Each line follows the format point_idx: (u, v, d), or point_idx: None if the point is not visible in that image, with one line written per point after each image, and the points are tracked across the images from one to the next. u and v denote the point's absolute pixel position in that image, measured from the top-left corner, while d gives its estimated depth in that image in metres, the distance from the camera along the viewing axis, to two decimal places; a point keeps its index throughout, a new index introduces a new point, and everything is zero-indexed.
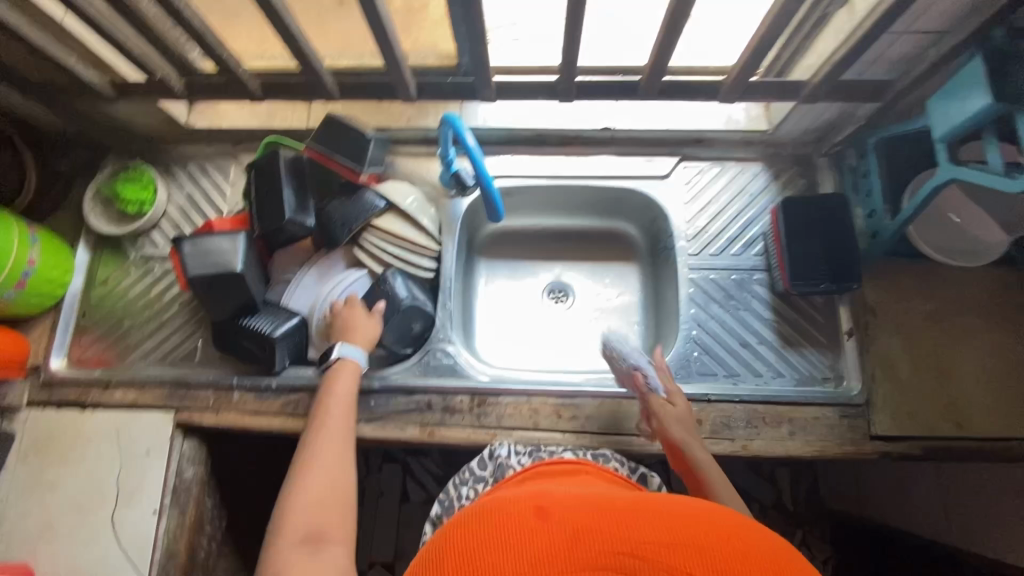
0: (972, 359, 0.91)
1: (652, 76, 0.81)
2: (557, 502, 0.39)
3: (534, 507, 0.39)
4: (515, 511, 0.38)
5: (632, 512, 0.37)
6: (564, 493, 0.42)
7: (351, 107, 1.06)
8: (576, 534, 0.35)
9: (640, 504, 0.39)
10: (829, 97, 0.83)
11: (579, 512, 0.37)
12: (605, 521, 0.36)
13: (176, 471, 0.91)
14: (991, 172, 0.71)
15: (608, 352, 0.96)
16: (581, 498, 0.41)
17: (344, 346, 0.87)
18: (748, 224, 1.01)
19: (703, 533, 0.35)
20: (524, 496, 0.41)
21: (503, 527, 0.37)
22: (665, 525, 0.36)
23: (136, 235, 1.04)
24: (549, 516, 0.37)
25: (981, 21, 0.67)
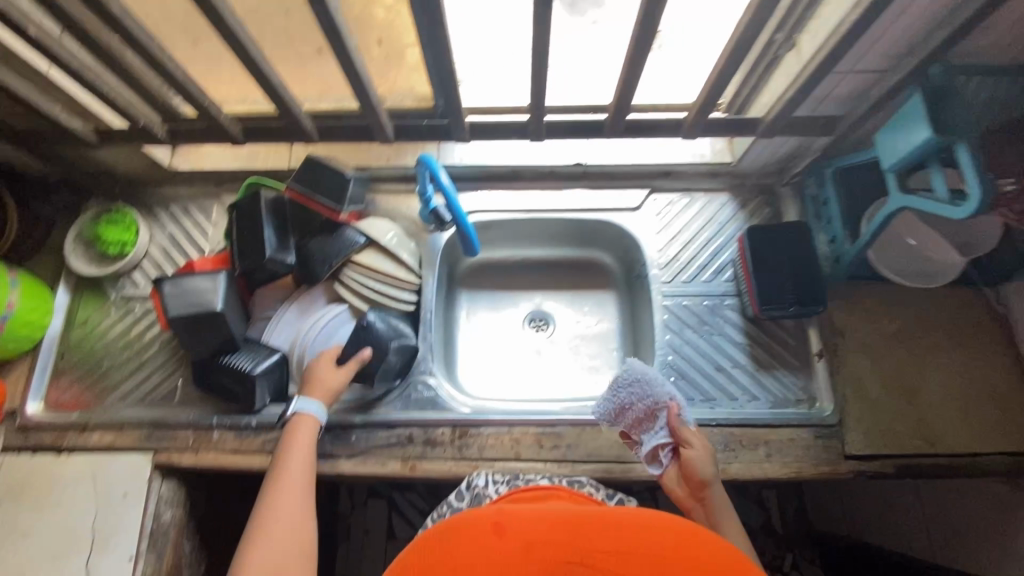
0: (937, 377, 0.94)
1: (617, 114, 0.86)
2: (513, 517, 0.42)
3: (492, 524, 0.41)
4: (474, 531, 0.41)
5: (581, 525, 0.41)
6: (523, 509, 0.44)
7: (332, 147, 1.09)
8: (529, 550, 0.38)
9: (589, 515, 0.42)
10: (784, 132, 0.88)
11: (533, 527, 0.41)
12: (557, 535, 0.40)
13: (153, 514, 0.89)
14: (935, 199, 0.75)
15: (635, 368, 0.79)
16: (536, 511, 0.44)
17: (301, 400, 0.88)
18: (717, 251, 1.05)
19: (645, 539, 0.39)
20: (484, 512, 0.44)
21: (464, 547, 0.40)
22: (609, 535, 0.39)
23: (116, 275, 1.05)
24: (505, 533, 0.40)
25: (915, 62, 0.72)
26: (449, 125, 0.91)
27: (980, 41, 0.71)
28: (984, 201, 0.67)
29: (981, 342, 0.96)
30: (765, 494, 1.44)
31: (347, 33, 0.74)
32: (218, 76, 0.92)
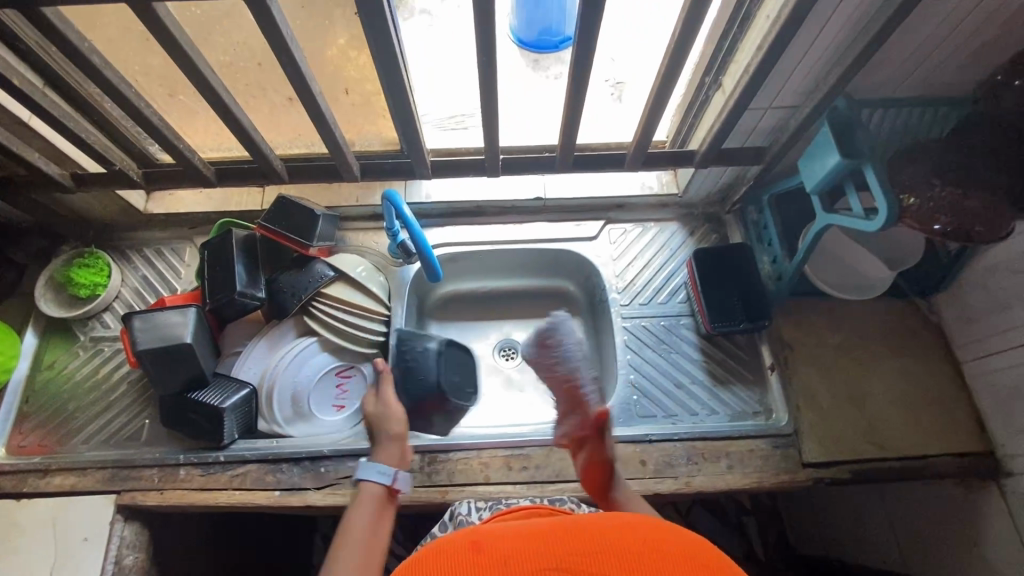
0: (881, 384, 1.00)
1: (565, 151, 0.94)
2: (488, 533, 0.44)
3: (469, 542, 0.44)
4: (453, 549, 0.43)
5: (553, 533, 0.43)
6: (497, 527, 0.47)
7: (303, 190, 1.14)
8: (505, 562, 0.41)
9: (561, 524, 0.45)
10: (718, 162, 0.97)
11: (508, 540, 0.43)
12: (531, 543, 0.42)
13: (115, 558, 0.87)
14: (852, 215, 0.83)
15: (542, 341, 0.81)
16: (510, 526, 0.46)
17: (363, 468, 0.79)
18: (670, 275, 1.12)
19: (614, 538, 0.42)
20: (461, 532, 0.46)
21: (444, 563, 0.41)
22: (581, 540, 0.42)
23: (86, 318, 1.06)
24: (483, 549, 0.42)
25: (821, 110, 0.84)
26: (412, 164, 0.97)
27: (874, 76, 0.81)
28: (891, 214, 0.75)
29: (919, 350, 1.03)
30: (743, 520, 1.44)
31: (313, 80, 0.81)
32: (195, 125, 0.98)
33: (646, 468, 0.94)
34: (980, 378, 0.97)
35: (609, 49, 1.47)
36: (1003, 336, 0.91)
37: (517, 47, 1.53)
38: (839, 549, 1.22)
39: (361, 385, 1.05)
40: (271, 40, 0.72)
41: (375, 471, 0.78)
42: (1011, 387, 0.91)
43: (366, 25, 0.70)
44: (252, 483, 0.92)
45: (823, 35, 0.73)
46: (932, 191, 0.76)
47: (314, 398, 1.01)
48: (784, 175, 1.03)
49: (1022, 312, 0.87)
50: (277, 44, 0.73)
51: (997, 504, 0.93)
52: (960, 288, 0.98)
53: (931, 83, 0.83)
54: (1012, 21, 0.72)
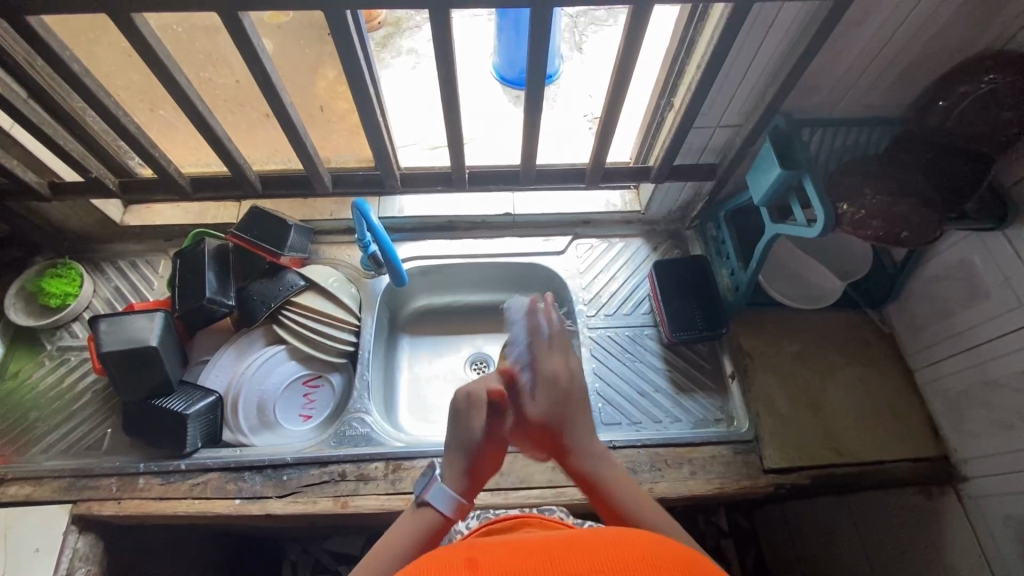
0: (838, 391, 1.03)
1: (528, 166, 0.99)
2: (484, 551, 0.45)
3: (466, 560, 0.44)
4: (449, 566, 0.43)
5: (552, 552, 0.44)
6: (495, 546, 0.47)
7: (279, 205, 1.17)
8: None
9: (560, 545, 0.45)
10: (673, 177, 1.02)
11: (503, 559, 0.44)
12: (527, 564, 0.43)
13: (65, 570, 0.85)
14: (796, 224, 0.88)
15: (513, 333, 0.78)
16: (507, 546, 0.47)
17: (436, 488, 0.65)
18: (635, 288, 1.16)
19: (611, 558, 0.42)
20: (456, 550, 0.47)
21: None
22: (581, 560, 0.42)
23: (55, 327, 1.07)
24: (481, 567, 0.43)
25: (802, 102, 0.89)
26: (382, 176, 1.01)
27: (810, 98, 0.88)
28: (829, 221, 0.80)
29: (874, 358, 1.06)
30: (721, 543, 1.41)
31: (287, 96, 0.86)
32: (174, 140, 1.02)
33: None
34: (932, 384, 1.00)
35: (584, 85, 1.56)
36: (949, 341, 0.95)
37: (499, 84, 1.61)
38: (815, 569, 1.20)
39: (328, 396, 1.07)
40: (246, 58, 0.77)
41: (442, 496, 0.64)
42: (959, 391, 0.94)
43: (336, 45, 0.75)
44: (212, 491, 0.91)
45: (757, 57, 0.80)
46: (864, 199, 0.82)
47: (281, 408, 1.02)
48: (738, 192, 1.10)
49: (963, 318, 0.92)
50: (250, 58, 0.77)
51: (954, 510, 0.94)
52: (907, 298, 1.03)
53: (863, 105, 0.90)
54: (926, 47, 0.79)
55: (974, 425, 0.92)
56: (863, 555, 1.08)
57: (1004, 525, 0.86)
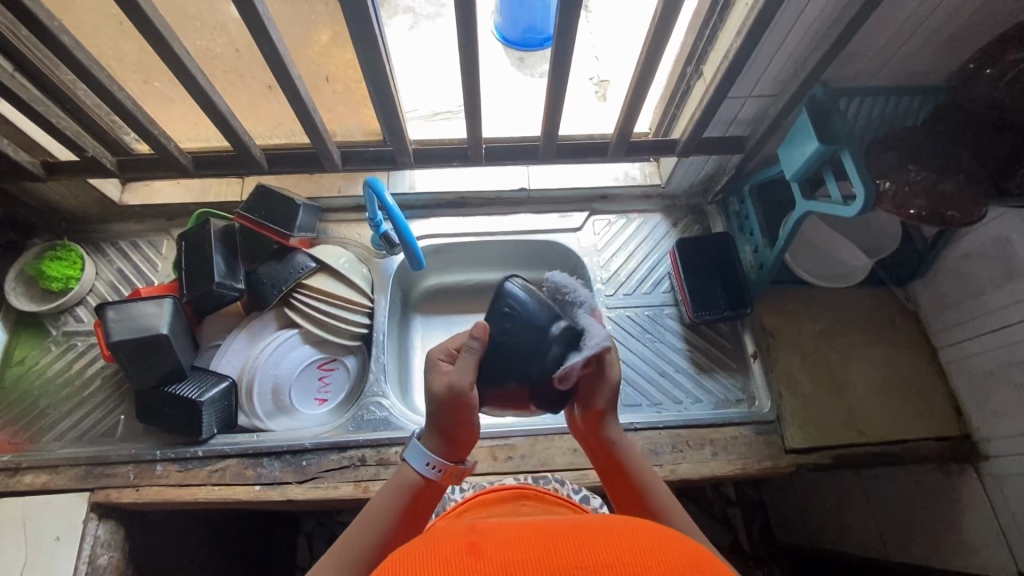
0: (861, 371, 1.01)
1: (547, 140, 0.94)
2: (487, 536, 0.39)
3: (467, 544, 0.38)
4: (446, 551, 0.37)
5: (559, 538, 0.38)
6: (498, 528, 0.41)
7: (283, 181, 1.13)
8: (509, 569, 0.35)
9: (564, 530, 0.39)
10: (698, 151, 0.98)
11: (508, 546, 0.37)
12: (533, 552, 0.37)
13: (88, 558, 0.84)
14: (831, 201, 0.84)
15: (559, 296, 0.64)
16: (509, 530, 0.41)
17: (411, 449, 0.65)
18: (654, 265, 1.13)
19: (625, 549, 0.37)
20: (454, 534, 0.40)
21: (440, 565, 0.35)
22: (591, 547, 0.37)
23: (58, 312, 1.04)
24: (483, 552, 0.36)
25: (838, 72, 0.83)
26: (394, 151, 0.96)
27: (849, 66, 0.83)
28: (869, 201, 0.76)
29: (898, 335, 1.04)
30: (728, 511, 1.43)
31: (293, 68, 0.80)
32: (173, 116, 0.97)
33: None
34: (957, 364, 0.98)
35: (593, 47, 1.48)
36: (978, 321, 0.92)
37: (500, 45, 1.53)
38: (824, 539, 1.21)
39: (343, 379, 1.05)
40: (248, 25, 0.71)
41: (414, 461, 0.64)
42: (984, 371, 0.92)
43: (348, 14, 0.70)
44: (230, 478, 0.90)
45: (800, 23, 0.74)
46: (907, 176, 0.79)
47: (296, 392, 1.01)
48: (764, 165, 1.05)
49: (994, 298, 0.89)
50: (254, 26, 0.71)
51: (973, 489, 0.93)
52: (935, 276, 1.00)
53: (905, 72, 0.85)
54: (979, 11, 0.73)
55: (999, 406, 0.90)
56: (874, 528, 1.08)
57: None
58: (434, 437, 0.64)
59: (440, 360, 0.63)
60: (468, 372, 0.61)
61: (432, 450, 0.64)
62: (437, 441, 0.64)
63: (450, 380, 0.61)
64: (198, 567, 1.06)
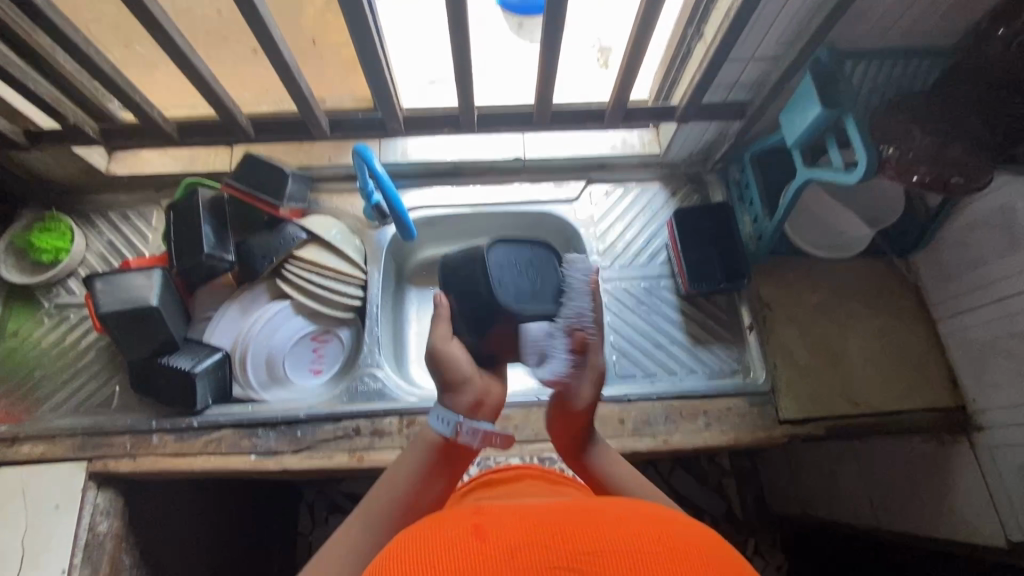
0: (859, 342, 1.00)
1: (542, 106, 0.92)
2: (495, 520, 0.39)
3: (473, 528, 0.39)
4: (453, 535, 0.38)
5: (564, 520, 0.38)
6: (506, 511, 0.42)
7: (273, 149, 1.10)
8: (512, 553, 0.35)
9: (572, 516, 0.39)
10: (697, 118, 0.95)
11: (514, 529, 0.38)
12: (538, 534, 0.37)
13: (89, 525, 0.86)
14: (832, 168, 0.82)
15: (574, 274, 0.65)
16: (518, 512, 0.41)
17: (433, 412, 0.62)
18: (651, 236, 1.12)
19: (631, 534, 0.36)
20: (462, 518, 0.41)
21: (445, 550, 0.36)
22: (596, 531, 0.37)
23: (50, 284, 1.03)
24: (489, 536, 0.37)
25: (845, 35, 0.80)
26: (383, 118, 0.94)
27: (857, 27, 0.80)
28: (870, 168, 0.74)
29: (897, 307, 1.03)
30: (722, 481, 1.45)
31: (275, 30, 0.77)
32: (157, 82, 0.95)
33: (624, 426, 0.94)
34: (955, 335, 0.97)
35: None
36: (979, 292, 0.91)
37: None
38: (816, 508, 1.23)
39: (338, 351, 1.05)
40: None
41: (433, 419, 0.61)
42: (982, 343, 0.91)
43: None
44: (227, 448, 0.91)
45: None
46: (912, 142, 0.76)
47: (289, 363, 1.01)
48: (766, 132, 1.03)
49: (995, 268, 0.88)
50: None
51: (965, 458, 0.93)
52: (937, 247, 0.98)
53: (916, 32, 0.81)
54: None
55: (995, 377, 0.90)
56: (866, 497, 1.09)
57: (1015, 476, 0.86)
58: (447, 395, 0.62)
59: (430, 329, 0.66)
60: (441, 326, 0.63)
61: (446, 407, 0.62)
62: (442, 397, 0.62)
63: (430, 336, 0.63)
64: (201, 534, 1.08)
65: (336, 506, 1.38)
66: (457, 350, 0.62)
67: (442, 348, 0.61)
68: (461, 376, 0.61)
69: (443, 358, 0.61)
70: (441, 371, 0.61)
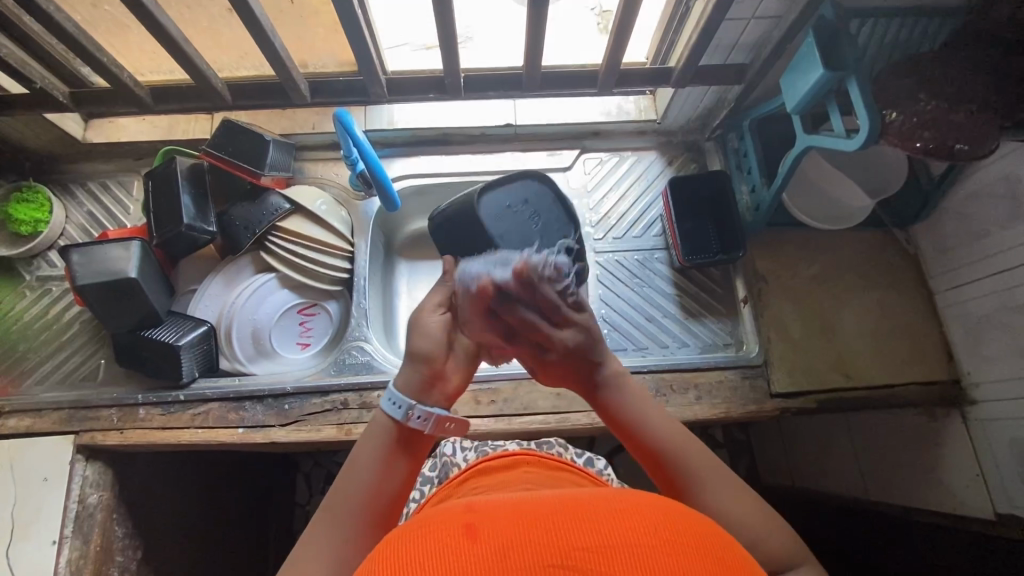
0: (855, 315, 0.98)
1: (531, 69, 0.88)
2: (484, 514, 0.37)
3: (464, 526, 0.35)
4: (441, 536, 0.34)
5: (555, 511, 0.36)
6: (493, 503, 0.39)
7: (255, 117, 1.06)
8: (507, 553, 0.33)
9: (564, 505, 0.37)
10: (695, 82, 0.91)
11: (507, 523, 0.35)
12: (531, 529, 0.34)
13: (78, 497, 0.86)
14: (834, 135, 0.79)
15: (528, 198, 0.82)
16: (507, 503, 0.39)
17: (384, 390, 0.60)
18: (646, 207, 1.09)
19: (627, 526, 0.35)
20: (448, 515, 0.38)
21: (436, 555, 0.33)
22: (591, 523, 0.35)
23: (30, 257, 1.01)
24: (481, 535, 0.34)
25: None
26: (365, 82, 0.89)
27: None
28: (873, 133, 0.71)
29: (895, 279, 1.01)
30: (715, 453, 1.46)
31: None
32: (129, 44, 0.90)
33: None
34: (953, 307, 0.95)
35: None
36: (980, 264, 0.89)
37: None
38: (807, 479, 1.24)
39: (326, 324, 1.04)
40: None
41: (385, 402, 0.59)
42: (980, 316, 0.89)
43: None
44: (214, 421, 0.90)
45: None
46: (917, 106, 0.73)
47: (276, 336, 1.00)
48: (765, 98, 0.99)
49: (997, 240, 0.85)
50: None
51: (958, 432, 0.93)
52: (939, 217, 0.95)
53: None
54: None
55: (992, 350, 0.88)
56: (856, 470, 1.09)
57: (1007, 449, 0.85)
58: (404, 377, 0.60)
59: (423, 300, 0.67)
60: (433, 296, 0.64)
61: (398, 389, 0.59)
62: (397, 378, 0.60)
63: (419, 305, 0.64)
64: (195, 504, 1.09)
65: (332, 477, 1.39)
66: (431, 323, 0.62)
67: (420, 318, 0.62)
68: (429, 349, 0.61)
69: (421, 328, 0.61)
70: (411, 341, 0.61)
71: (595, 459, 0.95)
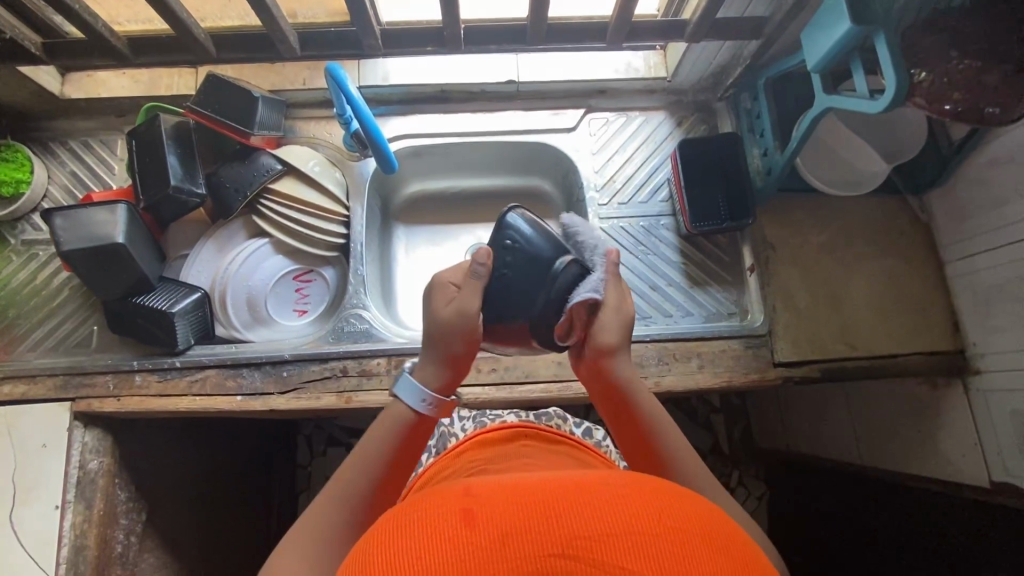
0: (862, 285, 0.96)
1: (536, 19, 0.82)
2: (482, 498, 0.35)
3: (462, 509, 0.34)
4: (437, 520, 0.33)
5: (556, 494, 0.35)
6: (491, 484, 0.38)
7: (242, 71, 1.00)
8: (505, 541, 0.32)
9: (564, 489, 0.36)
10: (710, 36, 0.85)
11: (505, 505, 0.34)
12: (530, 513, 0.33)
13: (78, 463, 0.85)
14: (856, 95, 0.74)
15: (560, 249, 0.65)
16: (506, 484, 0.38)
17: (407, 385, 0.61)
18: (653, 171, 1.05)
19: (630, 512, 0.33)
20: (446, 497, 0.37)
21: (431, 544, 0.32)
22: (592, 507, 0.34)
23: (13, 220, 0.97)
24: (478, 521, 0.33)
25: None
26: (357, 33, 0.84)
27: None
28: (898, 95, 0.67)
29: (905, 247, 0.98)
30: (711, 418, 1.47)
31: None
32: None
33: None
34: (963, 277, 0.93)
35: None
36: (995, 233, 0.86)
37: None
38: (802, 444, 1.25)
39: (322, 291, 1.02)
40: None
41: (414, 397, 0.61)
42: (991, 286, 0.87)
43: None
44: (211, 388, 0.89)
45: None
46: (948, 64, 0.68)
47: (272, 303, 0.98)
48: (783, 54, 0.93)
49: (1016, 208, 0.82)
50: None
51: (958, 402, 0.92)
52: (956, 183, 0.92)
53: None
54: None
55: (1000, 321, 0.86)
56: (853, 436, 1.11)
57: (1007, 420, 0.85)
58: (430, 373, 0.62)
59: (449, 284, 0.63)
60: (473, 297, 0.61)
61: (425, 383, 0.62)
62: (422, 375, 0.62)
63: (459, 303, 0.61)
64: (199, 468, 1.10)
65: (333, 439, 1.41)
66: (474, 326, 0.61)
67: (461, 320, 0.61)
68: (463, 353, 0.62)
69: (467, 335, 0.61)
70: (452, 346, 0.61)
71: (595, 428, 0.95)
